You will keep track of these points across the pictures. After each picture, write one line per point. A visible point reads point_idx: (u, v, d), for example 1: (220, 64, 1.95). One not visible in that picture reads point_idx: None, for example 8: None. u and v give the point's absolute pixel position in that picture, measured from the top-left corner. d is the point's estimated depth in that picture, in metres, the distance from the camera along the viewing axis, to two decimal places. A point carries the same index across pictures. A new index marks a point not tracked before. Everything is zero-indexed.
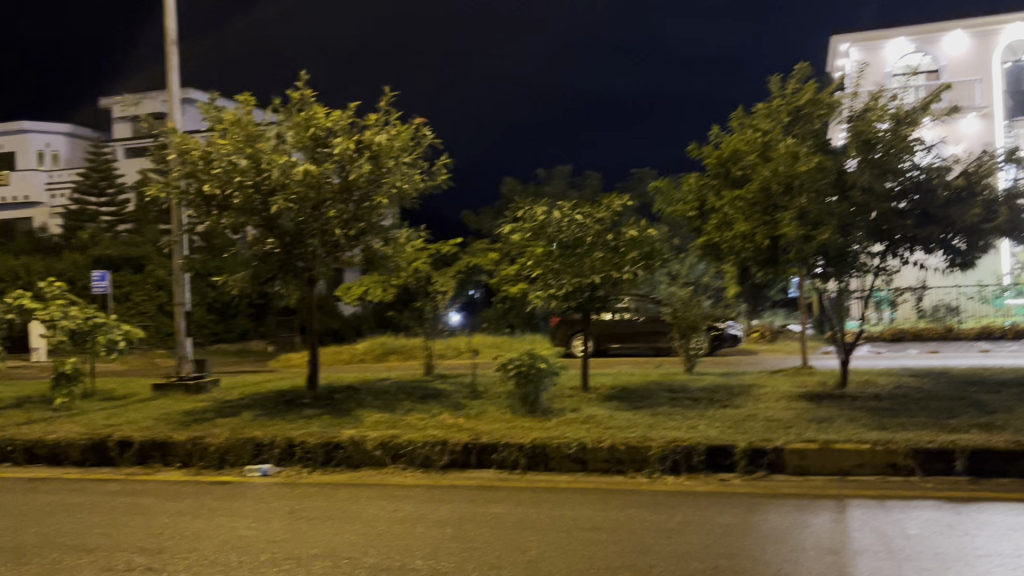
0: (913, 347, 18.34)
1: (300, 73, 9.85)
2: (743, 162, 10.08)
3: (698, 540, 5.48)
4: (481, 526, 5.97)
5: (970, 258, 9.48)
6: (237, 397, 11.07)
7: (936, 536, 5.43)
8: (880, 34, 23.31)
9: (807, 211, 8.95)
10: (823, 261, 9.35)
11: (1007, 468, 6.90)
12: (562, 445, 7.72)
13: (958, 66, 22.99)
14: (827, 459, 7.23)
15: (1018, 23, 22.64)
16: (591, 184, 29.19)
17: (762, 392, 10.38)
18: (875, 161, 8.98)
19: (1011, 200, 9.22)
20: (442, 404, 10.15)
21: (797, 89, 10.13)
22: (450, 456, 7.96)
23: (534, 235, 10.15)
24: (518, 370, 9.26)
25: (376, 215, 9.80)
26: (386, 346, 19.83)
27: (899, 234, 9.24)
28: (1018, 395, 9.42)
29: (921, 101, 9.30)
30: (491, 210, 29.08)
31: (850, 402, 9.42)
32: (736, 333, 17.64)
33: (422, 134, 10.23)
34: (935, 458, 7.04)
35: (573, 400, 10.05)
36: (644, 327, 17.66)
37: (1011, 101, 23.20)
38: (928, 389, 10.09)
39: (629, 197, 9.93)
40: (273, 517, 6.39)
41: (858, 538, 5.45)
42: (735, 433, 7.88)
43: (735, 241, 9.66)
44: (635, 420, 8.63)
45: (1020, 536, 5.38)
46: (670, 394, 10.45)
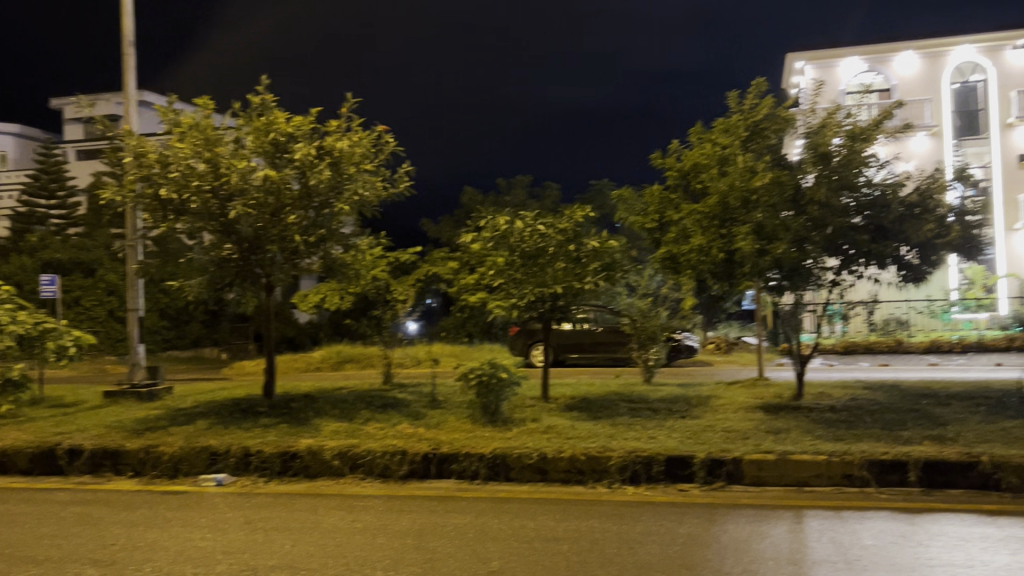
0: (865, 360, 18.68)
1: (261, 77, 9.74)
2: (702, 175, 10.19)
3: (657, 551, 5.51)
4: (441, 537, 5.94)
5: (921, 273, 9.71)
6: (190, 405, 10.89)
7: (891, 546, 5.53)
8: (834, 52, 23.80)
9: (763, 224, 9.08)
10: (778, 274, 9.51)
11: (958, 480, 7.04)
12: (523, 455, 7.72)
13: (909, 85, 23.50)
14: (784, 470, 7.32)
15: (966, 45, 23.26)
16: (551, 196, 29.30)
17: (720, 403, 10.47)
18: (832, 176, 9.15)
19: (961, 216, 9.48)
20: (401, 414, 10.09)
21: (755, 104, 10.29)
22: (409, 466, 7.91)
23: (495, 244, 10.14)
24: (479, 380, 9.25)
25: (336, 222, 9.76)
26: (343, 354, 19.66)
27: (855, 249, 9.36)
28: (969, 408, 9.60)
29: (874, 119, 9.49)
30: (451, 219, 29.01)
31: (806, 414, 9.57)
32: (693, 344, 17.81)
33: (384, 142, 10.18)
34: (890, 469, 7.17)
35: (533, 410, 10.07)
36: (602, 338, 17.74)
37: (959, 121, 23.80)
38: (881, 401, 10.27)
39: (591, 209, 10.00)
40: (229, 527, 6.30)
41: (815, 548, 5.53)
42: (693, 444, 7.95)
43: (692, 254, 9.76)
44: (595, 431, 8.66)
45: (972, 546, 5.50)
46: (629, 404, 10.50)
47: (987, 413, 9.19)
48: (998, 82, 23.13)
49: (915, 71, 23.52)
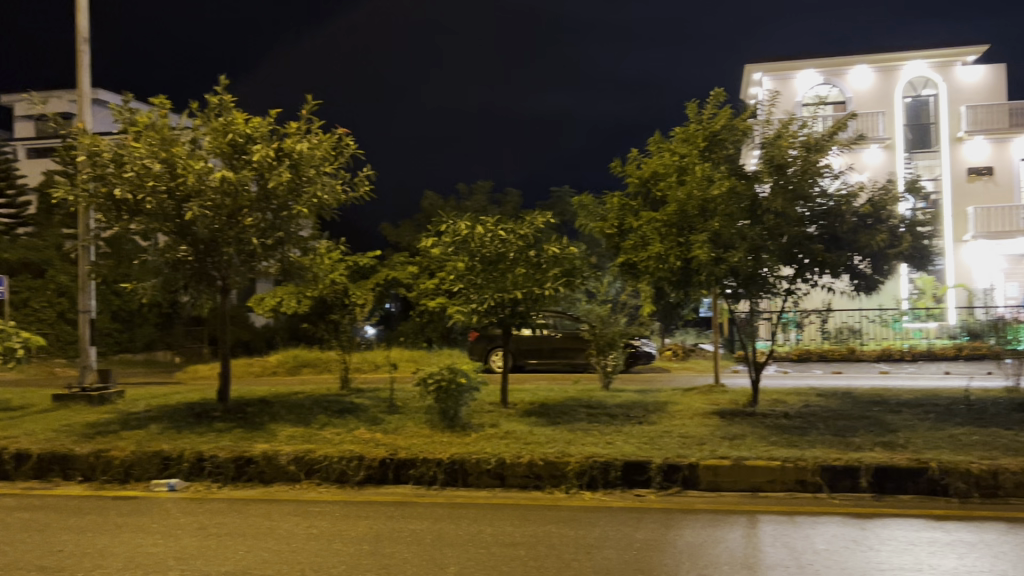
0: (818, 367, 19.01)
1: (220, 77, 9.64)
2: (660, 183, 10.27)
3: (615, 556, 5.53)
4: (398, 543, 5.90)
5: (874, 282, 9.88)
6: (142, 409, 10.68)
7: (843, 551, 5.62)
8: (790, 65, 24.23)
9: (720, 232, 9.19)
10: (735, 282, 9.63)
11: (908, 485, 7.18)
12: (481, 461, 7.70)
13: (864, 98, 24.02)
14: (739, 476, 7.41)
15: (917, 60, 23.81)
16: (512, 202, 29.35)
17: (676, 409, 10.57)
18: (787, 185, 9.29)
19: (912, 227, 9.68)
20: (359, 419, 10.01)
21: (714, 114, 10.42)
22: (366, 471, 7.86)
23: (455, 249, 10.11)
24: (438, 385, 9.22)
25: (294, 224, 9.67)
26: (299, 359, 19.48)
27: (808, 257, 9.53)
28: (918, 415, 9.81)
29: (829, 130, 9.67)
30: (411, 223, 28.89)
31: (761, 420, 9.69)
32: (650, 351, 17.96)
33: (345, 145, 10.11)
34: (843, 475, 7.29)
35: (491, 415, 10.06)
36: (562, 344, 17.81)
37: (911, 134, 24.36)
38: (834, 408, 10.44)
39: (551, 216, 10.04)
40: (183, 533, 6.20)
41: (769, 553, 5.59)
42: (650, 449, 8.01)
43: (650, 262, 9.82)
44: (553, 436, 8.69)
45: (921, 551, 5.62)
46: (587, 410, 10.56)
47: (936, 420, 9.40)
48: (949, 97, 23.73)
49: (870, 85, 24.04)
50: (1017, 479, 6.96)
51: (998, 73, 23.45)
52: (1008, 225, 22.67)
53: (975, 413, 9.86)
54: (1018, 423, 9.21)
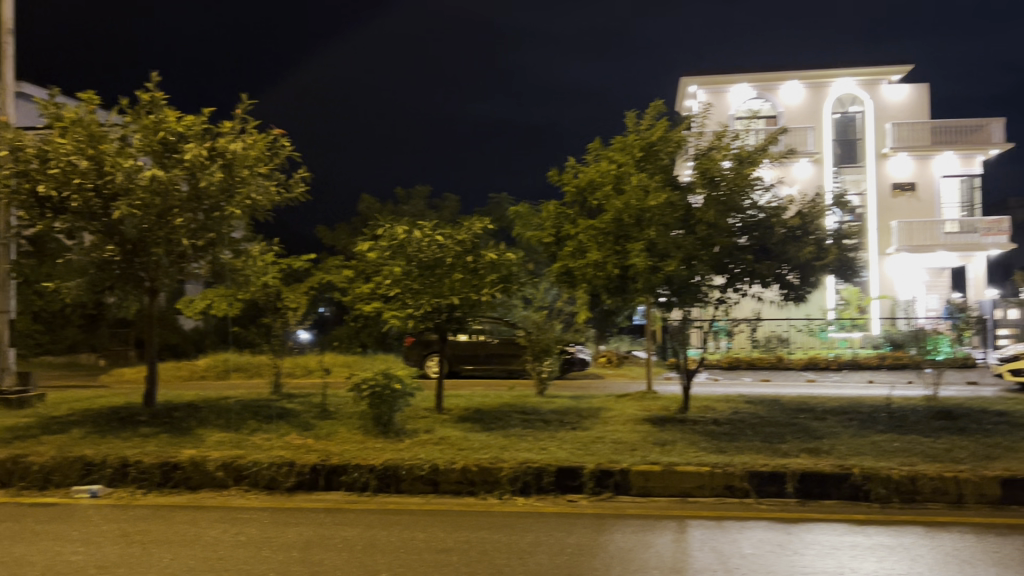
0: (746, 375, 19.46)
1: (152, 74, 9.42)
2: (597, 192, 10.35)
3: (547, 561, 5.56)
4: (330, 550, 5.83)
5: (802, 292, 10.12)
6: (63, 413, 10.33)
7: (769, 555, 5.75)
8: (724, 79, 24.77)
9: (655, 241, 9.32)
10: (669, 290, 9.80)
11: (831, 491, 7.38)
12: (414, 467, 7.66)
13: (794, 113, 24.69)
14: (669, 482, 7.51)
15: (846, 78, 24.55)
16: (450, 207, 29.27)
17: (610, 415, 10.66)
18: (720, 197, 9.50)
19: (838, 240, 9.98)
20: (290, 424, 9.87)
21: (651, 125, 10.56)
22: (297, 478, 7.74)
23: (392, 253, 10.01)
24: (372, 391, 9.14)
25: (227, 226, 9.50)
26: (229, 363, 19.05)
27: (739, 267, 9.75)
28: (843, 423, 10.09)
29: (760, 143, 9.91)
30: (347, 226, 28.54)
31: (692, 426, 9.86)
32: (585, 357, 18.04)
33: (280, 146, 9.97)
34: (769, 481, 7.45)
35: (426, 421, 10.02)
36: (497, 350, 17.82)
37: (839, 149, 25.13)
38: (762, 415, 10.66)
39: (489, 222, 10.07)
40: (105, 541, 6.02)
41: (698, 557, 5.69)
42: (583, 455, 8.08)
43: (587, 269, 9.89)
44: (488, 442, 8.69)
45: (843, 554, 5.78)
46: (522, 416, 10.58)
47: (859, 428, 9.70)
48: (875, 114, 24.51)
49: (800, 100, 24.72)
50: (934, 484, 7.21)
51: (921, 93, 24.31)
52: (928, 239, 23.56)
53: (896, 420, 10.17)
54: (935, 430, 9.55)
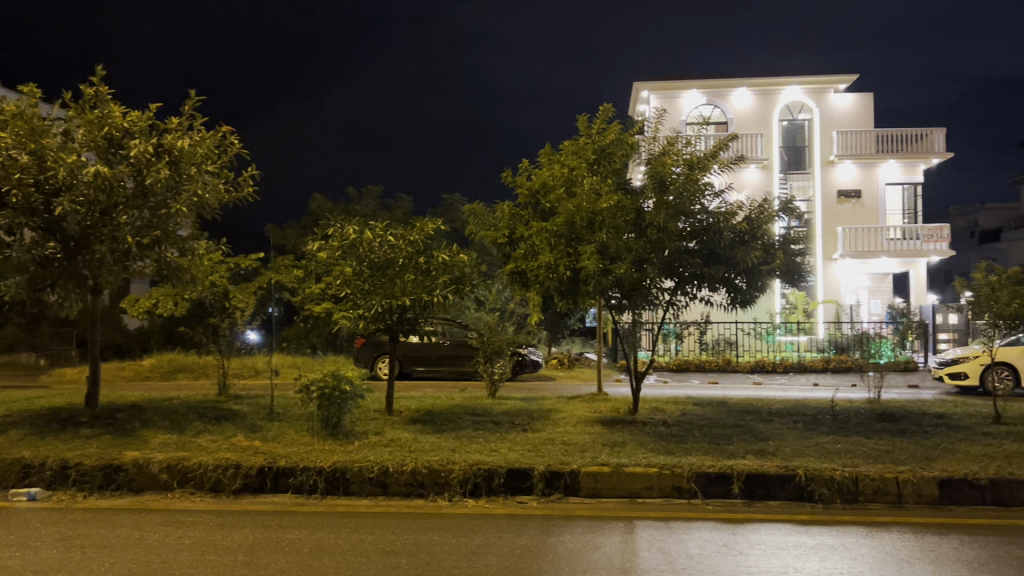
0: (696, 377, 19.67)
1: (96, 68, 9.22)
2: (550, 194, 10.38)
3: (496, 563, 5.56)
4: (276, 553, 5.75)
5: (749, 296, 10.23)
6: (1, 414, 10.05)
7: (715, 555, 5.83)
8: (675, 85, 25.07)
9: (606, 244, 9.41)
10: (620, 293, 9.89)
11: (777, 492, 7.50)
12: (363, 469, 7.60)
13: (744, 119, 25.07)
14: (617, 483, 7.57)
15: (794, 86, 25.01)
16: (402, 208, 29.10)
17: (560, 417, 10.70)
18: (670, 202, 9.64)
19: (785, 245, 10.16)
20: (237, 426, 9.72)
21: (602, 129, 10.63)
22: (243, 480, 7.63)
23: (342, 253, 9.88)
24: (321, 393, 9.03)
25: (173, 224, 9.29)
26: (175, 363, 18.71)
27: (687, 271, 9.88)
28: (788, 424, 10.27)
29: (711, 149, 10.05)
30: (297, 226, 28.14)
31: (641, 428, 9.96)
32: (537, 359, 18.07)
33: (229, 143, 9.81)
34: (715, 482, 7.55)
35: (376, 423, 9.95)
36: (449, 351, 17.77)
37: (787, 156, 25.62)
38: (710, 417, 10.80)
39: (441, 223, 10.03)
40: (42, 545, 5.86)
41: (645, 557, 5.75)
42: (533, 456, 8.10)
43: (539, 272, 9.91)
44: (438, 443, 8.67)
45: (787, 554, 5.89)
46: (473, 417, 10.58)
47: (804, 430, 9.86)
48: (822, 121, 25.01)
49: (749, 107, 25.10)
50: (875, 485, 7.37)
51: (867, 102, 24.85)
52: (872, 245, 24.08)
53: (839, 422, 10.40)
54: (877, 432, 9.76)
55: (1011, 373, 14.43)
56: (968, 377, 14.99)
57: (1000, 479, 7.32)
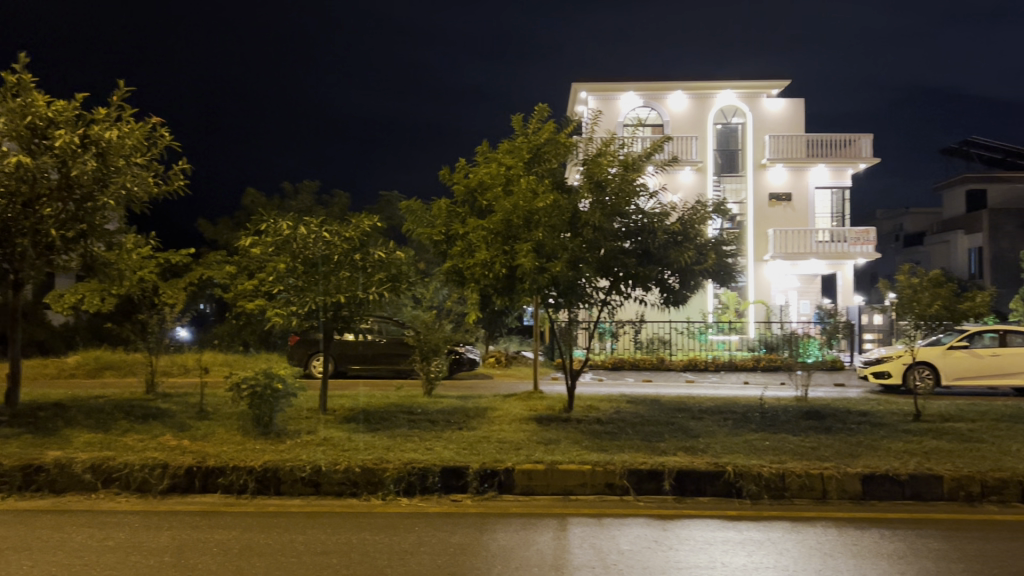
0: (630, 375, 19.94)
1: (19, 55, 8.90)
2: (486, 193, 10.40)
3: (429, 561, 5.55)
4: (203, 554, 5.65)
5: (681, 296, 10.39)
6: None
7: (645, 551, 5.92)
8: (613, 87, 25.33)
9: (543, 243, 9.47)
10: (555, 291, 9.97)
11: (706, 488, 7.64)
12: (295, 468, 7.50)
13: (679, 122, 25.48)
14: (551, 480, 7.62)
15: (728, 90, 25.49)
16: (339, 204, 28.82)
17: (496, 415, 10.75)
18: (605, 202, 9.74)
19: (718, 246, 10.34)
20: (165, 425, 9.50)
21: (538, 129, 10.69)
22: (171, 480, 7.46)
23: (276, 250, 9.73)
24: (252, 391, 8.89)
25: (101, 217, 9.07)
26: (101, 361, 18.19)
27: (622, 270, 9.98)
28: (718, 422, 10.46)
29: (646, 150, 10.17)
30: (231, 220, 27.56)
31: (575, 425, 10.04)
32: (474, 358, 18.08)
33: (158, 136, 9.54)
34: (647, 478, 7.66)
35: (309, 422, 9.82)
36: (385, 349, 17.65)
37: (721, 159, 26.12)
38: (642, 415, 10.97)
39: (378, 220, 9.94)
40: None
41: (576, 554, 5.81)
42: (468, 455, 8.11)
43: (476, 270, 9.91)
44: (373, 442, 8.62)
45: (715, 549, 6.01)
46: (409, 416, 10.55)
47: (733, 427, 10.09)
48: (755, 125, 25.56)
49: (685, 110, 25.53)
50: (801, 481, 7.56)
51: (798, 107, 25.48)
52: (801, 247, 24.71)
53: (768, 420, 10.67)
54: (803, 429, 10.04)
55: (931, 372, 14.97)
56: (892, 375, 15.46)
57: (918, 474, 7.59)
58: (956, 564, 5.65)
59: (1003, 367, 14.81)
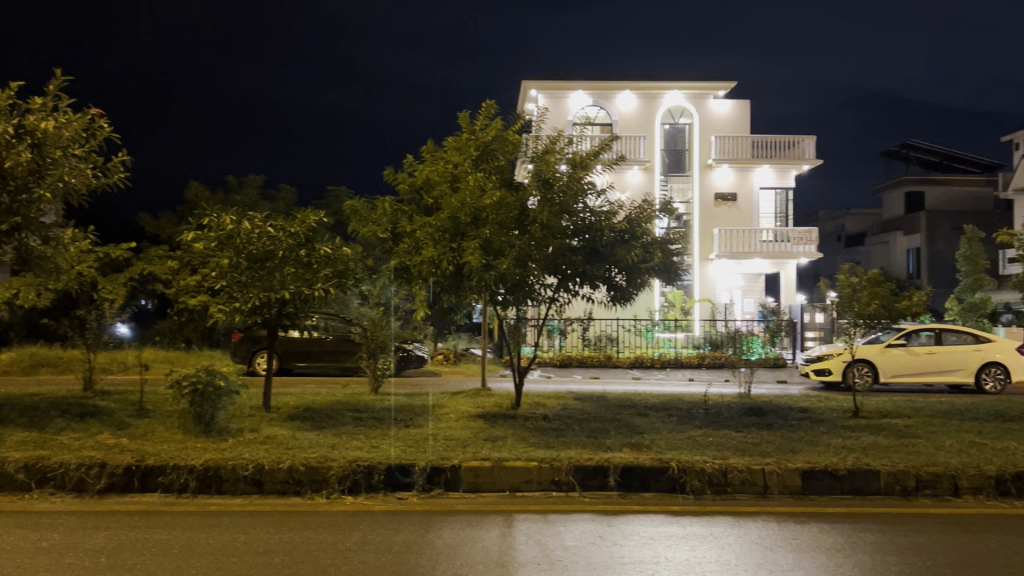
0: (577, 372, 20.05)
1: None
2: (433, 191, 10.34)
3: (372, 559, 5.52)
4: (141, 554, 5.54)
5: (628, 294, 10.48)
6: None
7: (590, 547, 5.96)
8: (563, 86, 25.41)
9: (490, 240, 9.47)
10: (503, 289, 9.95)
11: (651, 484, 7.73)
12: (237, 467, 7.38)
13: (628, 122, 25.70)
14: (497, 477, 7.64)
15: (675, 91, 25.77)
16: (285, 199, 28.45)
17: (443, 412, 10.72)
18: (553, 200, 9.78)
19: (664, 245, 10.46)
20: (102, 423, 9.29)
21: (484, 126, 10.69)
22: (108, 479, 7.30)
23: (219, 244, 9.58)
24: (194, 388, 8.73)
25: (37, 210, 8.86)
26: (36, 358, 17.68)
27: (570, 268, 10.02)
28: (663, 418, 10.60)
29: (594, 149, 10.23)
30: (172, 214, 27.01)
31: (522, 422, 10.08)
32: (422, 355, 18.01)
33: (98, 127, 9.28)
34: (593, 475, 7.71)
35: (252, 420, 9.69)
36: (331, 347, 17.47)
37: (668, 159, 26.42)
38: (588, 411, 11.04)
39: (324, 215, 9.84)
40: None
41: (522, 550, 5.83)
42: (414, 452, 8.07)
43: (423, 267, 9.85)
44: (317, 440, 8.53)
45: (658, 544, 6.08)
46: (354, 414, 10.45)
47: (678, 423, 10.22)
48: (701, 126, 25.90)
49: (633, 110, 25.76)
50: (743, 476, 7.68)
51: (743, 109, 25.89)
52: (746, 246, 25.11)
53: (711, 416, 10.82)
54: (746, 425, 10.22)
55: (870, 369, 15.33)
56: (832, 373, 15.81)
57: (856, 470, 7.76)
58: (892, 556, 5.80)
59: (938, 364, 15.25)
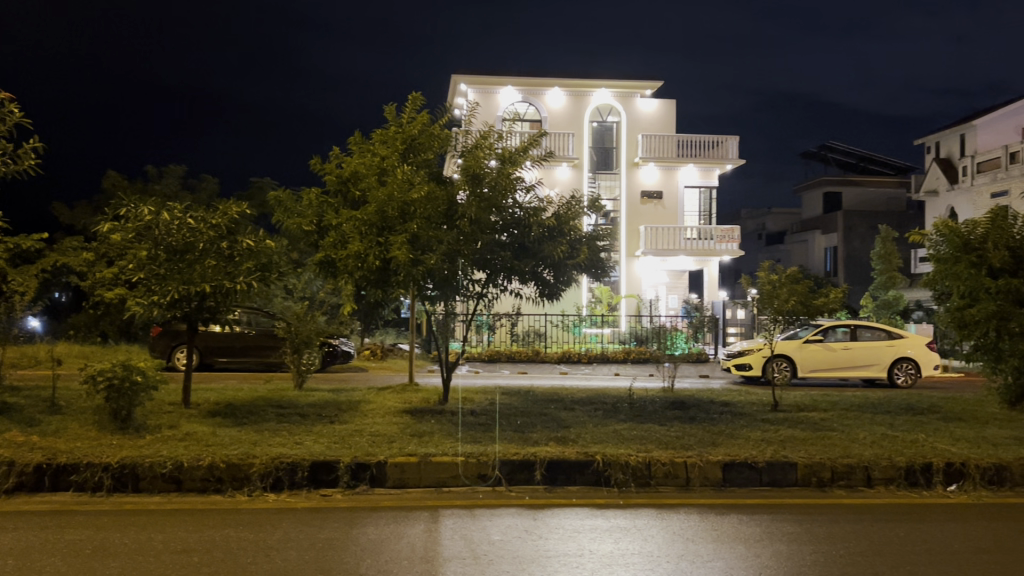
0: (506, 367, 20.12)
1: None
2: (360, 183, 10.22)
3: (295, 557, 5.45)
4: (51, 555, 5.36)
5: (555, 290, 10.57)
6: None
7: (515, 540, 5.99)
8: (493, 81, 25.43)
9: (418, 235, 9.45)
10: (431, 283, 9.94)
11: (576, 477, 7.79)
12: (154, 464, 7.18)
13: (557, 119, 25.85)
14: (424, 473, 7.61)
15: (603, 89, 26.04)
16: (208, 189, 27.76)
17: (369, 408, 10.60)
18: (483, 195, 9.78)
19: (591, 240, 10.58)
20: (10, 419, 8.94)
21: (411, 118, 10.62)
22: (17, 479, 7.05)
23: (137, 236, 9.30)
24: (109, 384, 8.46)
25: None
26: None
27: (498, 264, 10.04)
28: (590, 413, 10.72)
29: (523, 144, 10.27)
30: (88, 204, 26.09)
31: (449, 417, 10.07)
32: (348, 350, 17.80)
33: (7, 112, 8.90)
34: (520, 468, 7.77)
35: (169, 416, 9.45)
36: (255, 342, 17.13)
37: (596, 156, 26.71)
38: (515, 406, 11.08)
39: (247, 206, 9.62)
40: None
41: (448, 545, 5.82)
42: (339, 448, 7.98)
43: (348, 260, 9.71)
44: (238, 437, 8.35)
45: (583, 536, 6.16)
46: (277, 410, 10.27)
47: (602, 417, 10.35)
48: (628, 124, 26.24)
49: (562, 107, 25.92)
50: (666, 469, 7.82)
51: (669, 109, 26.29)
52: (670, 243, 25.56)
53: (635, 410, 10.98)
54: (669, 419, 10.41)
55: (789, 364, 15.77)
56: (752, 368, 16.21)
57: (775, 462, 7.97)
58: (806, 546, 5.98)
59: (851, 360, 15.78)
